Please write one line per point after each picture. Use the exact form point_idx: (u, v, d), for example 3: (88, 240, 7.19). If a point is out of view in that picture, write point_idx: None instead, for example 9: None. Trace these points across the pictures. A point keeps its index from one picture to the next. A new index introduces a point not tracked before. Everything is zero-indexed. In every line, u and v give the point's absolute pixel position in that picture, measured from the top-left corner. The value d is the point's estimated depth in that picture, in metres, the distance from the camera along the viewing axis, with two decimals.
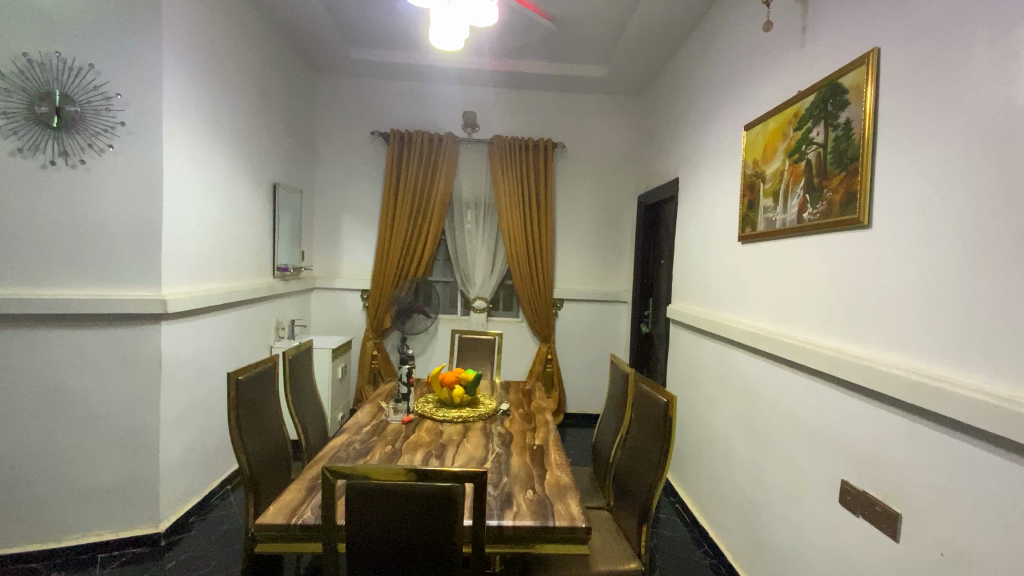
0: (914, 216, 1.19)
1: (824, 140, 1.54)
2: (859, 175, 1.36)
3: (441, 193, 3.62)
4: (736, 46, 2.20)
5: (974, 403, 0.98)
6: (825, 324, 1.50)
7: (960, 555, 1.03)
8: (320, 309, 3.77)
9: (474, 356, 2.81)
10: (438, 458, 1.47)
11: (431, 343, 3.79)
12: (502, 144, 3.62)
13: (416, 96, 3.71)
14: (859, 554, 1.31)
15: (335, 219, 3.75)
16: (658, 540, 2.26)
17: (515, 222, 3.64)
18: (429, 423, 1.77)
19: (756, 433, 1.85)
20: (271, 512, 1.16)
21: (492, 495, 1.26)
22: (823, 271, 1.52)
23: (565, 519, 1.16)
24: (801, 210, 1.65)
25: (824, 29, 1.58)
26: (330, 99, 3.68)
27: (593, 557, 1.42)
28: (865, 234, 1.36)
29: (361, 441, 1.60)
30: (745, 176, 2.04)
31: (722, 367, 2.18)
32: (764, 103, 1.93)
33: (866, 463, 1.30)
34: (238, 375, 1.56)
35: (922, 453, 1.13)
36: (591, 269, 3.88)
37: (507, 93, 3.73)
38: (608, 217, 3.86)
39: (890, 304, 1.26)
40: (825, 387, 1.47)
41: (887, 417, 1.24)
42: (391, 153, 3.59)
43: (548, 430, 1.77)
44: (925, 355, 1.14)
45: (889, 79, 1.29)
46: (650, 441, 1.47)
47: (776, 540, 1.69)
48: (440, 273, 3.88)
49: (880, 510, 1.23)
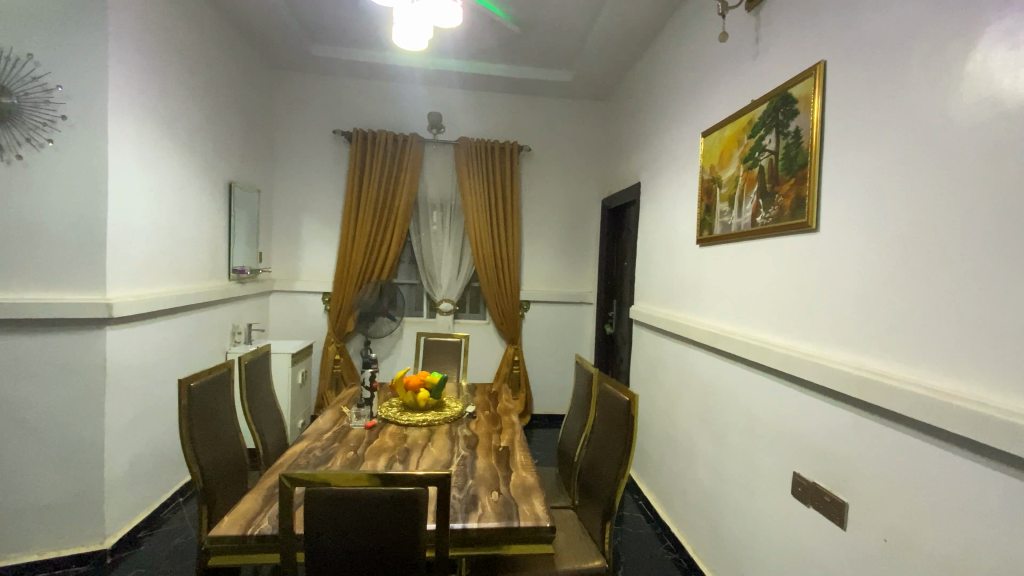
0: (859, 220, 1.26)
1: (776, 148, 1.61)
2: (808, 182, 1.44)
3: (406, 193, 3.57)
4: (695, 55, 2.28)
5: (913, 397, 1.05)
6: (778, 324, 1.57)
7: (901, 539, 1.09)
8: (279, 312, 3.66)
9: (440, 359, 2.79)
10: (402, 462, 1.45)
11: (395, 347, 3.74)
12: (468, 145, 3.62)
13: (380, 96, 3.66)
14: (810, 542, 1.37)
15: (295, 220, 3.65)
16: (622, 537, 2.29)
17: (482, 224, 3.64)
18: (393, 427, 1.75)
19: (715, 430, 1.92)
20: (226, 524, 1.11)
21: (457, 498, 1.26)
22: (775, 273, 1.60)
23: (530, 519, 1.17)
24: (755, 214, 1.72)
25: (775, 41, 1.65)
26: (290, 96, 3.57)
27: (559, 556, 1.43)
28: (813, 238, 1.43)
29: (322, 447, 1.55)
30: (703, 182, 2.10)
31: (682, 366, 2.25)
32: (721, 111, 2.01)
33: (817, 456, 1.36)
34: (190, 382, 1.49)
35: (867, 445, 1.20)
36: (557, 271, 3.92)
37: (472, 95, 3.73)
38: (573, 219, 3.91)
39: (838, 304, 1.32)
40: (779, 384, 1.54)
41: (836, 411, 1.30)
42: (354, 152, 3.52)
43: (514, 431, 1.77)
44: (870, 350, 1.21)
45: (835, 91, 1.36)
46: (613, 439, 1.49)
47: (735, 533, 1.75)
48: (404, 275, 3.83)
49: (828, 500, 1.30)
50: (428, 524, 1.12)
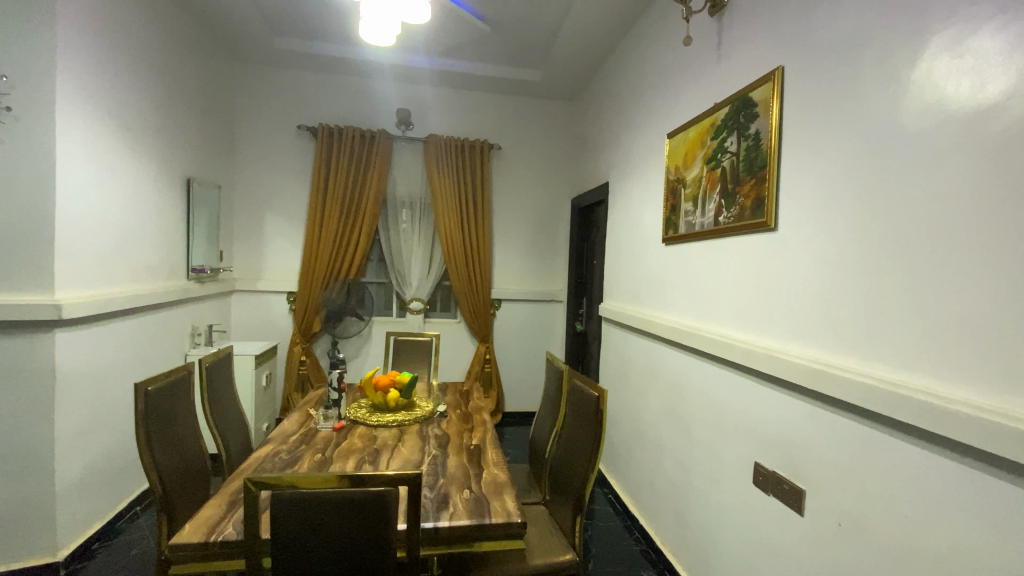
0: (814, 219, 1.32)
1: (737, 149, 1.66)
2: (767, 182, 1.49)
3: (374, 191, 3.52)
4: (661, 58, 2.33)
5: (863, 387, 1.11)
6: (739, 319, 1.63)
7: (852, 523, 1.16)
8: (242, 313, 3.55)
9: (409, 358, 2.76)
10: (372, 463, 1.44)
11: (364, 347, 3.68)
12: (438, 143, 3.59)
13: (346, 91, 3.58)
14: (770, 528, 1.43)
15: (258, 217, 3.54)
16: (592, 530, 2.33)
17: (452, 223, 3.62)
18: (362, 428, 1.72)
19: (681, 424, 1.96)
20: (188, 532, 1.07)
21: (428, 497, 1.25)
22: (737, 270, 1.65)
23: (501, 516, 1.18)
24: (717, 214, 1.77)
25: (737, 45, 1.70)
26: (251, 90, 3.46)
27: (530, 551, 1.45)
28: (772, 237, 1.49)
29: (288, 450, 1.52)
30: (668, 182, 2.15)
31: (649, 362, 2.30)
32: (686, 113, 2.06)
33: (777, 446, 1.42)
34: (147, 386, 1.43)
35: (822, 433, 1.26)
36: (527, 270, 3.94)
37: (441, 92, 3.70)
38: (543, 217, 3.93)
39: (795, 300, 1.38)
40: (740, 377, 1.59)
41: (793, 403, 1.36)
42: (319, 148, 3.44)
43: (485, 429, 1.78)
44: (826, 344, 1.27)
45: (793, 95, 1.42)
46: (583, 435, 1.52)
47: (700, 523, 1.80)
48: (373, 274, 3.77)
49: (787, 487, 1.36)
50: (398, 524, 1.11)
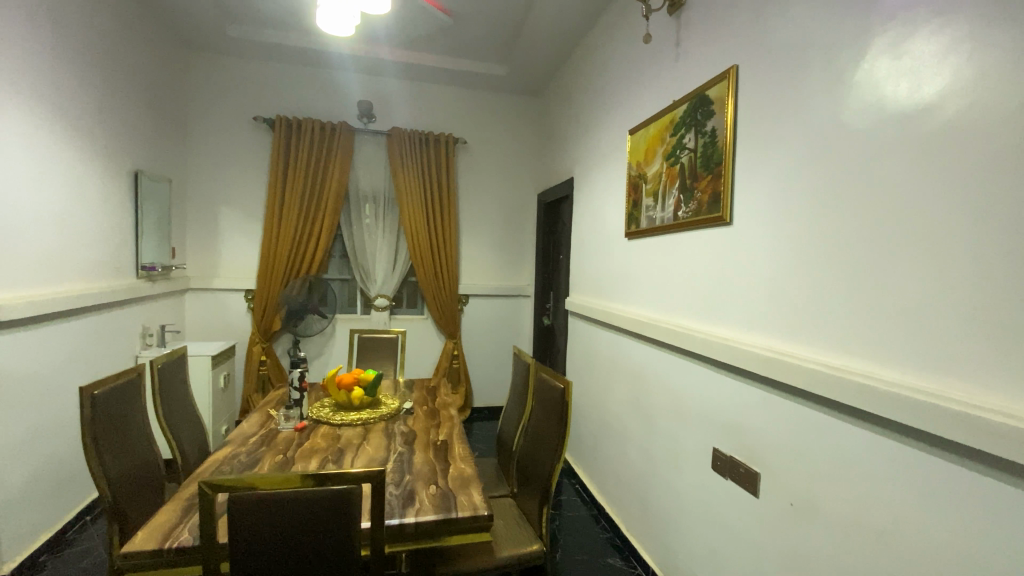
0: (767, 213, 1.38)
1: (695, 146, 1.71)
2: (722, 178, 1.55)
3: (336, 185, 3.43)
4: (622, 55, 2.36)
5: (811, 372, 1.17)
6: (698, 311, 1.68)
7: (802, 502, 1.22)
8: (196, 312, 3.41)
9: (375, 356, 2.72)
10: (336, 462, 1.41)
11: (327, 345, 3.60)
12: (402, 136, 3.53)
13: (305, 82, 3.48)
14: (727, 511, 1.49)
15: (213, 212, 3.40)
16: (560, 521, 2.37)
17: (417, 218, 3.58)
18: (326, 428, 1.69)
19: (644, 413, 2.02)
20: (140, 539, 1.03)
21: (394, 494, 1.24)
22: (695, 264, 1.70)
23: (468, 509, 1.18)
24: (676, 208, 1.82)
25: (695, 44, 1.75)
26: (203, 79, 3.31)
27: (498, 543, 1.46)
28: (727, 231, 1.54)
29: (248, 452, 1.47)
30: (630, 177, 2.19)
31: (613, 354, 2.34)
32: (647, 110, 2.09)
33: (733, 432, 1.48)
34: (93, 391, 1.36)
35: (775, 418, 1.32)
36: (493, 265, 3.93)
37: (404, 85, 3.64)
38: (509, 212, 3.93)
39: (749, 291, 1.44)
40: (699, 367, 1.65)
41: (749, 390, 1.42)
42: (277, 140, 3.33)
43: (452, 425, 1.77)
44: (779, 333, 1.33)
45: (746, 93, 1.47)
46: (549, 427, 1.54)
47: (663, 508, 1.86)
48: (336, 271, 3.68)
49: (743, 471, 1.42)
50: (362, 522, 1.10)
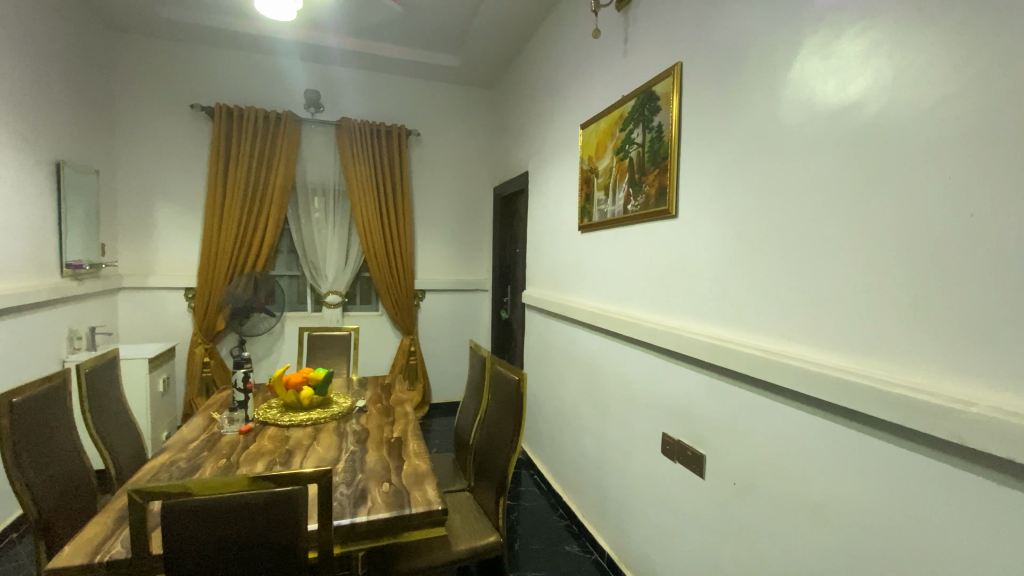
0: (709, 207, 1.43)
1: (642, 141, 1.75)
2: (668, 172, 1.60)
3: (282, 178, 3.29)
4: (573, 49, 2.38)
5: (750, 357, 1.23)
6: (647, 302, 1.73)
7: (743, 480, 1.29)
8: (131, 313, 3.19)
9: (327, 354, 2.65)
10: (284, 464, 1.37)
11: (276, 344, 3.47)
12: (351, 126, 3.42)
13: (246, 69, 3.30)
14: (676, 493, 1.56)
15: (147, 206, 3.19)
16: (519, 511, 2.39)
17: (369, 212, 3.49)
18: (273, 429, 1.63)
19: (599, 402, 2.06)
20: (67, 554, 0.97)
21: (345, 493, 1.21)
22: (644, 256, 1.75)
23: (422, 505, 1.17)
24: (626, 202, 1.86)
25: (642, 41, 1.78)
26: (133, 63, 3.09)
27: (455, 537, 1.46)
28: (673, 223, 1.60)
29: (188, 458, 1.40)
30: (582, 171, 2.22)
31: (568, 345, 2.38)
32: (598, 104, 2.12)
33: (681, 417, 1.54)
34: (10, 399, 1.25)
35: (719, 402, 1.38)
36: (449, 259, 3.90)
37: (353, 75, 3.53)
38: (464, 206, 3.90)
39: (694, 281, 1.49)
40: (649, 355, 1.70)
41: (694, 376, 1.47)
42: (217, 130, 3.16)
43: (407, 422, 1.75)
44: (721, 321, 1.39)
45: (690, 90, 1.52)
46: (505, 419, 1.55)
47: (617, 493, 1.91)
48: (283, 267, 3.54)
49: (690, 454, 1.48)
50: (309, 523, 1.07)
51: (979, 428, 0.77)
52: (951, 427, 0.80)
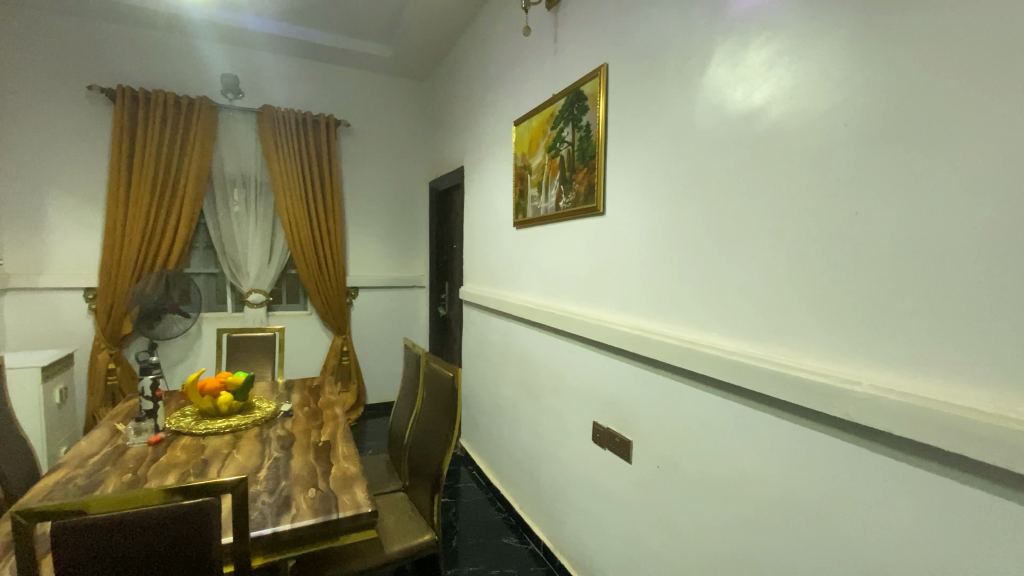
0: (634, 204, 1.49)
1: (572, 139, 1.79)
2: (596, 171, 1.65)
3: (196, 168, 3.05)
4: (505, 46, 2.39)
5: (670, 347, 1.29)
6: (578, 296, 1.78)
7: (667, 463, 1.36)
8: (18, 317, 2.85)
9: (250, 357, 2.50)
10: (199, 475, 1.28)
11: (192, 347, 3.22)
12: (274, 115, 3.23)
13: (153, 49, 3.03)
14: (606, 479, 1.62)
15: (36, 197, 2.85)
16: (457, 508, 2.39)
17: (295, 206, 3.32)
18: (188, 438, 1.52)
19: (534, 395, 2.10)
20: None
21: (266, 502, 1.15)
22: (576, 252, 1.79)
23: (351, 509, 1.14)
24: (557, 199, 1.90)
25: (571, 41, 1.82)
26: (15, 37, 2.74)
27: (387, 540, 1.43)
28: (601, 220, 1.65)
29: (87, 473, 1.27)
30: (516, 168, 2.24)
31: (505, 340, 2.40)
32: (530, 102, 2.15)
33: (610, 406, 1.60)
34: None
35: (644, 391, 1.44)
36: (383, 255, 3.79)
37: (276, 60, 3.33)
38: (398, 200, 3.80)
39: (621, 276, 1.55)
40: (580, 348, 1.74)
41: (622, 366, 1.53)
42: (119, 114, 2.87)
43: (336, 425, 1.69)
44: (646, 313, 1.45)
45: (617, 90, 1.57)
46: (439, 417, 1.54)
47: (552, 483, 1.95)
48: (199, 264, 3.29)
49: (618, 441, 1.55)
50: (223, 537, 1.01)
51: (864, 405, 0.85)
52: (840, 404, 0.89)
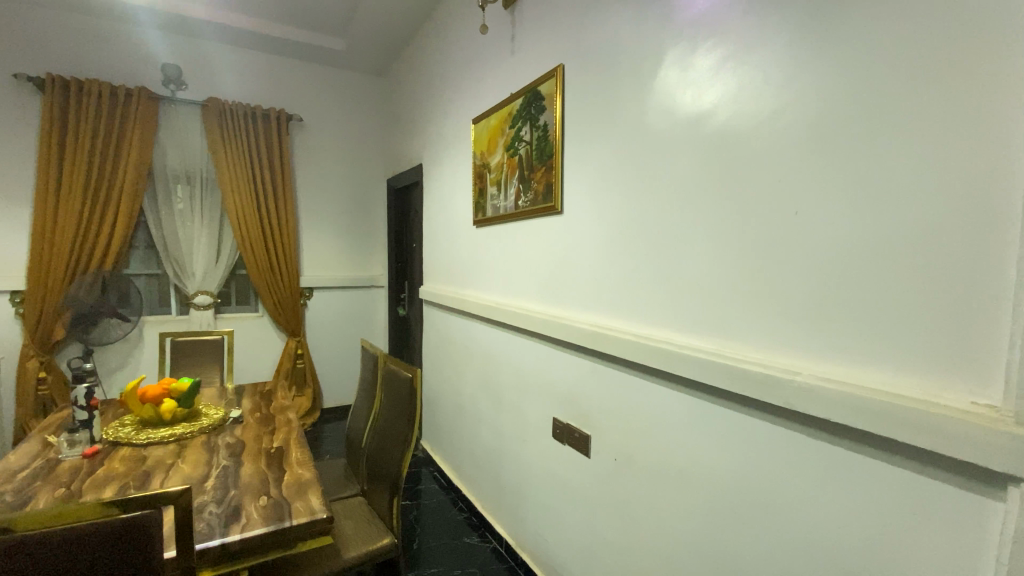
0: (591, 203, 1.52)
1: (530, 139, 1.80)
2: (554, 170, 1.67)
3: (135, 163, 2.87)
4: (463, 43, 2.38)
5: (626, 342, 1.32)
6: (538, 294, 1.79)
7: (624, 456, 1.39)
8: None
9: (197, 361, 2.38)
10: (140, 487, 1.21)
11: (133, 353, 3.04)
12: (220, 108, 3.09)
13: (85, 35, 2.83)
14: (566, 474, 1.64)
15: None
16: (418, 509, 2.36)
17: (244, 204, 3.19)
18: (127, 449, 1.43)
19: (495, 393, 2.10)
20: None
21: (214, 513, 1.10)
22: (535, 250, 1.80)
23: (304, 515, 1.11)
24: (516, 197, 1.91)
25: (527, 41, 1.83)
26: None
27: (344, 545, 1.40)
28: (559, 219, 1.67)
29: (13, 489, 1.18)
30: (475, 167, 2.23)
31: (465, 339, 2.39)
32: (488, 100, 2.14)
33: (569, 402, 1.62)
34: None
35: (601, 386, 1.47)
36: (339, 254, 3.70)
37: (222, 51, 3.19)
38: (355, 198, 3.71)
39: (578, 273, 1.58)
40: (540, 345, 1.76)
41: (580, 362, 1.56)
42: (47, 105, 2.68)
43: (289, 430, 1.64)
44: (602, 310, 1.48)
45: (572, 91, 1.59)
46: (397, 418, 1.52)
47: (513, 480, 1.96)
48: (139, 265, 3.09)
49: (577, 435, 1.57)
50: (166, 551, 0.96)
51: (803, 393, 0.90)
52: (782, 393, 0.94)
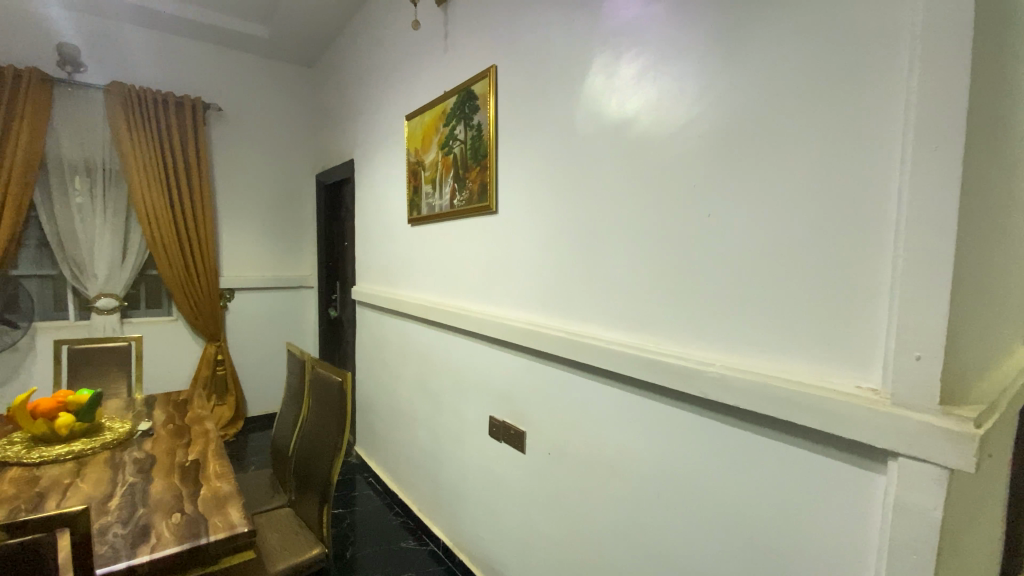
0: (524, 203, 1.54)
1: (464, 138, 1.80)
2: (488, 170, 1.67)
3: (22, 151, 2.57)
4: (395, 39, 2.33)
5: (558, 340, 1.35)
6: (473, 293, 1.79)
7: (557, 450, 1.43)
8: None
9: (100, 371, 2.17)
10: (29, 510, 1.09)
11: (23, 363, 2.73)
12: (125, 94, 2.82)
13: None
14: (502, 471, 1.66)
15: None
16: (352, 516, 2.29)
17: (155, 199, 2.94)
18: (14, 470, 1.28)
19: (431, 393, 2.08)
20: None
21: (119, 534, 1.02)
22: (470, 249, 1.80)
23: (223, 530, 1.05)
24: (451, 196, 1.90)
25: (460, 39, 1.82)
26: None
27: (270, 559, 1.33)
28: (493, 218, 1.68)
29: None
30: (409, 164, 2.19)
31: (400, 340, 2.34)
32: (421, 97, 2.11)
33: (505, 400, 1.64)
34: None
35: (536, 382, 1.50)
36: (265, 253, 3.50)
37: (127, 31, 2.91)
38: (281, 194, 3.53)
39: (513, 272, 1.59)
40: (476, 344, 1.76)
41: (515, 360, 1.58)
42: None
43: (208, 441, 1.54)
44: (536, 309, 1.50)
45: (505, 92, 1.60)
46: (327, 423, 1.46)
47: (450, 481, 1.95)
48: (30, 265, 2.74)
49: (513, 432, 1.59)
50: None
51: (717, 383, 0.97)
52: (698, 384, 1.00)
